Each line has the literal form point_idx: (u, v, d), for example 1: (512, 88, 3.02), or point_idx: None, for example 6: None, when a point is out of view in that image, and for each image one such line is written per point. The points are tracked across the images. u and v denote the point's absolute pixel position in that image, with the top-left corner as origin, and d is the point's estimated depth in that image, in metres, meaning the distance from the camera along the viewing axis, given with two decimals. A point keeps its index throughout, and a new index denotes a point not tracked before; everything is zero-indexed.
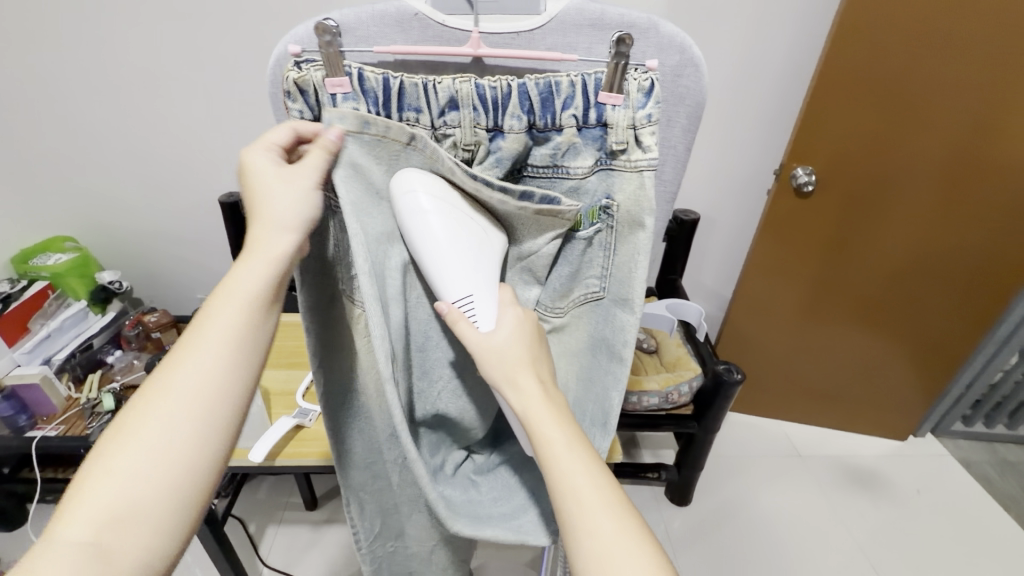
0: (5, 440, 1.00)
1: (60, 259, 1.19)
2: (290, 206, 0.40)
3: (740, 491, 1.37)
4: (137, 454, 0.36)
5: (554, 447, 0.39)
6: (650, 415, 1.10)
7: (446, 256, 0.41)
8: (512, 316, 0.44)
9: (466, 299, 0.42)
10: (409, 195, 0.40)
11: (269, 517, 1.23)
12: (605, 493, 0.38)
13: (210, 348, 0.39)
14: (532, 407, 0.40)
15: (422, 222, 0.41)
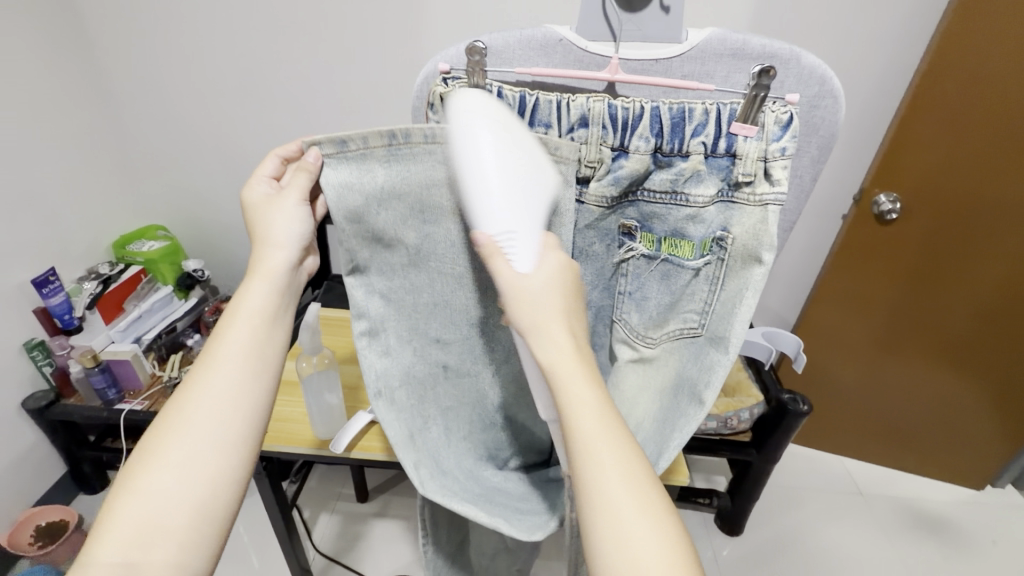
0: (95, 410, 1.11)
1: (153, 246, 1.29)
2: (286, 224, 0.49)
3: (793, 524, 1.31)
4: (161, 472, 0.41)
5: (583, 408, 0.37)
6: (707, 438, 1.14)
7: (488, 180, 0.40)
8: (553, 260, 0.42)
9: (507, 231, 0.40)
10: (466, 114, 0.40)
11: (323, 505, 1.27)
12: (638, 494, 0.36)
13: (229, 368, 0.45)
14: (558, 364, 0.38)
15: (474, 140, 0.40)
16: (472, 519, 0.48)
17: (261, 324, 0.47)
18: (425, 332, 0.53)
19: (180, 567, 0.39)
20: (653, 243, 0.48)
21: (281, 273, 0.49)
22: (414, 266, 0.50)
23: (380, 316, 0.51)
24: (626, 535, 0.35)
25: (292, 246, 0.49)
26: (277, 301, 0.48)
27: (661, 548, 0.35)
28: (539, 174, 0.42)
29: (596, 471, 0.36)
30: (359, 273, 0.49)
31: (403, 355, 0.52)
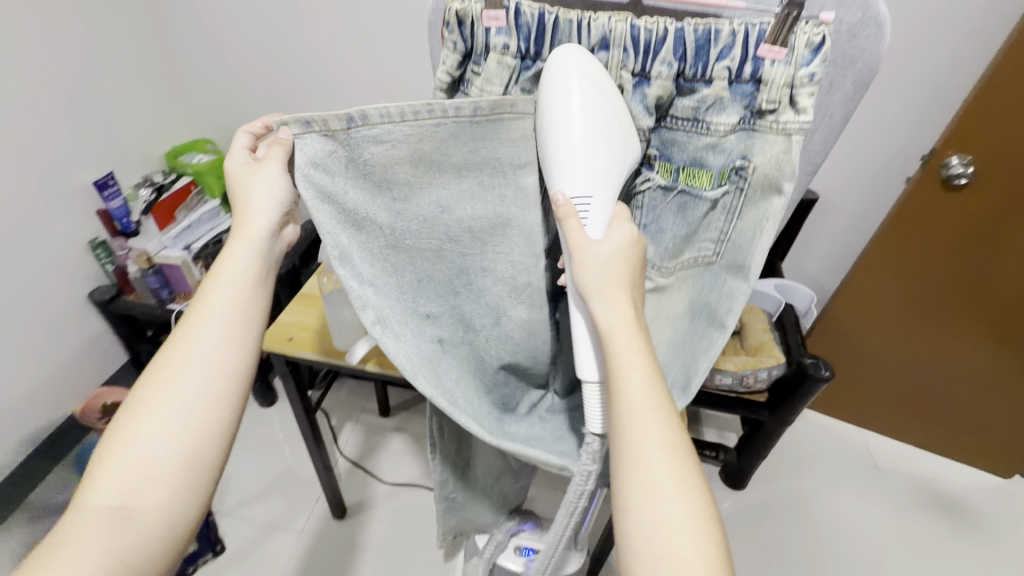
0: (150, 308, 1.23)
1: (202, 160, 1.33)
2: (264, 192, 0.50)
3: (799, 487, 1.33)
4: (152, 423, 0.44)
5: (633, 378, 0.41)
6: (721, 393, 1.14)
7: (569, 147, 0.42)
8: (625, 230, 0.44)
9: (584, 198, 0.43)
10: (563, 72, 0.41)
11: (348, 415, 1.38)
12: (678, 462, 0.40)
13: (214, 327, 0.47)
14: (617, 333, 0.42)
15: (564, 102, 0.41)
16: (523, 454, 0.54)
17: (244, 286, 0.49)
18: (416, 309, 0.50)
19: (171, 510, 0.44)
20: (670, 173, 0.47)
21: (262, 239, 0.50)
22: (390, 250, 0.47)
23: (381, 303, 0.47)
24: (659, 510, 0.39)
25: (272, 212, 0.50)
26: (258, 264, 0.50)
27: (690, 523, 0.38)
28: (623, 148, 0.43)
29: (641, 454, 0.39)
30: (348, 261, 0.45)
31: (407, 336, 0.49)
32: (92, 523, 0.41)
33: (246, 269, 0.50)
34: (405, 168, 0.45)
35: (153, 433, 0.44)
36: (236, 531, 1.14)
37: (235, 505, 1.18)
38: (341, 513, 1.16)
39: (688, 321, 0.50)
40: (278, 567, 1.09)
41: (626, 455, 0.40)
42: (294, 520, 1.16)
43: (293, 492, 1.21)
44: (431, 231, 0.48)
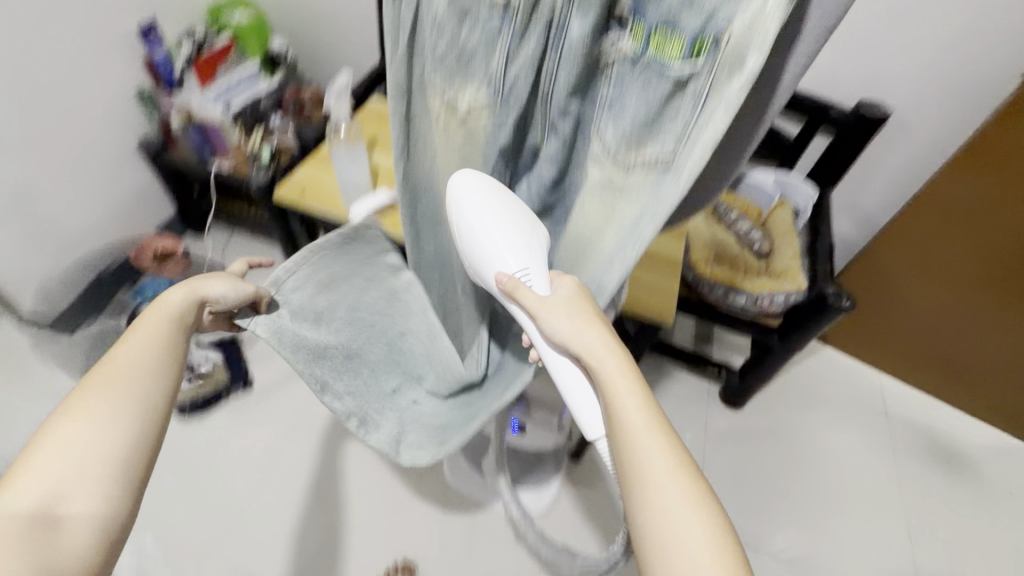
0: (194, 164, 1.32)
1: (244, 16, 1.29)
2: (211, 290, 0.57)
3: (799, 418, 1.33)
4: (81, 438, 0.45)
5: (627, 407, 0.47)
6: (733, 313, 1.12)
7: (495, 253, 0.54)
8: (568, 282, 0.54)
9: (523, 271, 0.53)
10: (460, 202, 0.54)
11: None
12: (679, 478, 0.44)
13: (135, 366, 0.49)
14: (606, 363, 0.49)
15: (473, 208, 0.53)
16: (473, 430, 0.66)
17: (172, 330, 0.53)
18: (378, 386, 0.72)
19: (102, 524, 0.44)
20: (641, 39, 0.42)
21: (178, 309, 0.54)
22: (348, 359, 0.68)
23: (355, 407, 0.69)
24: (670, 514, 0.43)
25: (220, 297, 0.57)
26: (190, 317, 0.55)
27: (690, 503, 0.43)
28: (534, 230, 0.55)
29: (647, 469, 0.44)
30: (325, 387, 0.66)
31: (387, 419, 0.72)
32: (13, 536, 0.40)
33: (177, 325, 0.54)
34: (313, 334, 0.64)
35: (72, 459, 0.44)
36: (263, 372, 1.27)
37: (262, 351, 1.30)
38: None
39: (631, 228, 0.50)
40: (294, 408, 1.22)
41: (631, 469, 0.45)
42: None
43: None
44: (353, 346, 0.68)
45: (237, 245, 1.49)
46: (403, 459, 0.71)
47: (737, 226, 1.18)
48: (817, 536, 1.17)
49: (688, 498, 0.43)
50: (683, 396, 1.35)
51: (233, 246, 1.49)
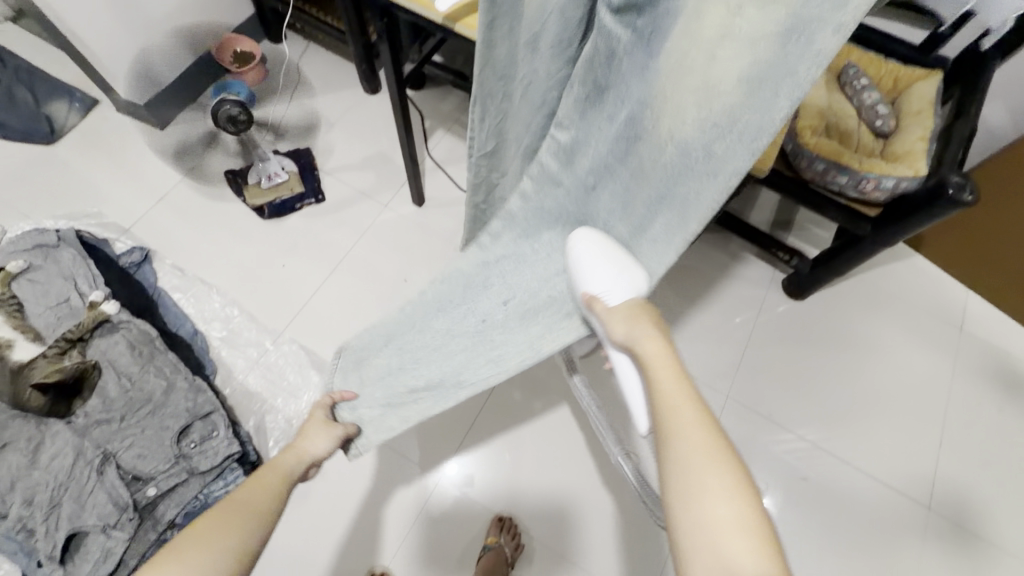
0: None
1: None
2: (313, 448, 0.76)
3: (861, 318, 1.27)
4: (201, 540, 0.58)
5: (664, 387, 0.59)
6: (827, 191, 1.02)
7: (593, 277, 0.67)
8: (635, 297, 0.68)
9: (605, 292, 0.67)
10: (576, 248, 0.70)
11: (441, 123, 1.40)
12: (707, 444, 0.53)
13: (252, 497, 0.65)
14: (648, 351, 0.63)
15: (580, 253, 0.69)
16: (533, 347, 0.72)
17: (276, 480, 0.69)
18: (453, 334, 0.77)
19: None
20: None
21: (296, 461, 0.74)
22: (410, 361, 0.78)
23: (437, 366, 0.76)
24: (695, 468, 0.52)
25: (321, 447, 0.76)
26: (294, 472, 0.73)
27: (711, 459, 0.52)
28: (624, 270, 0.67)
29: (676, 433, 0.54)
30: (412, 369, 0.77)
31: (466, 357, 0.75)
32: None
33: (281, 483, 0.70)
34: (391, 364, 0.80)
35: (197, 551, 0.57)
36: (334, 188, 1.31)
37: (334, 168, 1.33)
38: (419, 199, 1.28)
39: (779, 46, 0.44)
40: (361, 224, 1.27)
41: (661, 434, 0.56)
42: (380, 194, 1.31)
43: (381, 171, 1.33)
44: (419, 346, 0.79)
45: (312, 59, 1.45)
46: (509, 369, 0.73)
47: (862, 96, 1.04)
48: (844, 429, 1.17)
49: (712, 457, 0.52)
50: (745, 278, 1.31)
51: (307, 60, 1.46)
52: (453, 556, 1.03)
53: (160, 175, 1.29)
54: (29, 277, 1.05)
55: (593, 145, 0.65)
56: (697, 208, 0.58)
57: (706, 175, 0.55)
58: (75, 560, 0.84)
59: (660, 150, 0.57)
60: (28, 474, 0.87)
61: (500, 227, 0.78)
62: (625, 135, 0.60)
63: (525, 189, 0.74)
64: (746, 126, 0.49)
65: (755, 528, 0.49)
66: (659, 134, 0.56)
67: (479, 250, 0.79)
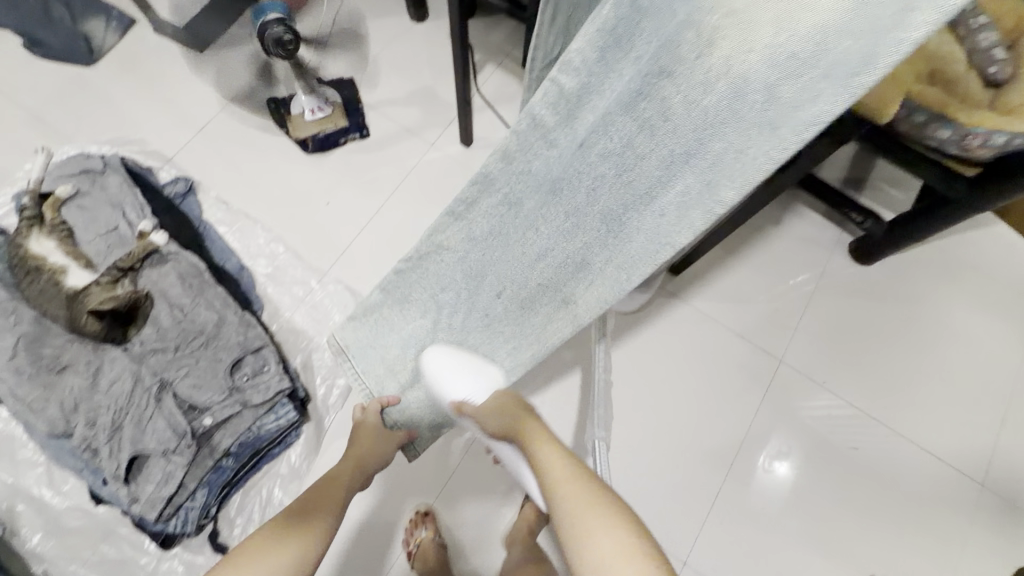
0: None
1: None
2: (383, 441, 0.87)
3: (931, 287, 1.19)
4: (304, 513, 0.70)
5: (546, 464, 0.67)
6: (923, 145, 0.90)
7: (452, 386, 0.74)
8: (499, 393, 0.75)
9: (459, 396, 0.74)
10: (430, 370, 0.76)
11: (492, 56, 1.31)
12: (593, 507, 0.60)
13: (334, 486, 0.78)
14: (519, 435, 0.72)
15: (437, 363, 0.76)
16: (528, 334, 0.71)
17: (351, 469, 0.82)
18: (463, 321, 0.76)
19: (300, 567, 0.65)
20: None
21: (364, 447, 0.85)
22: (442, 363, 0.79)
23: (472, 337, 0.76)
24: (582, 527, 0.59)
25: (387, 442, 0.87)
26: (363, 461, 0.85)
27: (596, 520, 0.59)
28: (482, 373, 0.75)
29: (562, 501, 0.62)
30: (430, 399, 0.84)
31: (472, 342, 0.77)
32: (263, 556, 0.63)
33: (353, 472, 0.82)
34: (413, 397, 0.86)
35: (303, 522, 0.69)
36: (379, 124, 1.25)
37: (379, 102, 1.26)
38: (467, 139, 1.22)
39: None
40: (407, 164, 1.22)
41: (552, 502, 0.64)
42: (426, 132, 1.24)
43: (428, 108, 1.26)
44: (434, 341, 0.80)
45: None
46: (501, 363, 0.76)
47: (977, 37, 0.87)
48: (900, 401, 1.12)
49: (598, 518, 0.59)
50: (808, 239, 1.23)
51: None
52: (493, 500, 1.05)
53: (201, 103, 1.24)
54: (77, 203, 1.04)
55: (606, 97, 0.49)
56: (736, 171, 0.43)
57: (760, 127, 0.40)
58: (138, 480, 0.87)
59: (705, 91, 0.42)
60: (90, 396, 0.89)
61: (473, 192, 0.65)
62: (650, 75, 0.45)
63: (508, 145, 0.59)
64: (844, 55, 0.35)
65: (635, 551, 0.56)
66: (705, 68, 0.41)
67: (457, 221, 0.69)
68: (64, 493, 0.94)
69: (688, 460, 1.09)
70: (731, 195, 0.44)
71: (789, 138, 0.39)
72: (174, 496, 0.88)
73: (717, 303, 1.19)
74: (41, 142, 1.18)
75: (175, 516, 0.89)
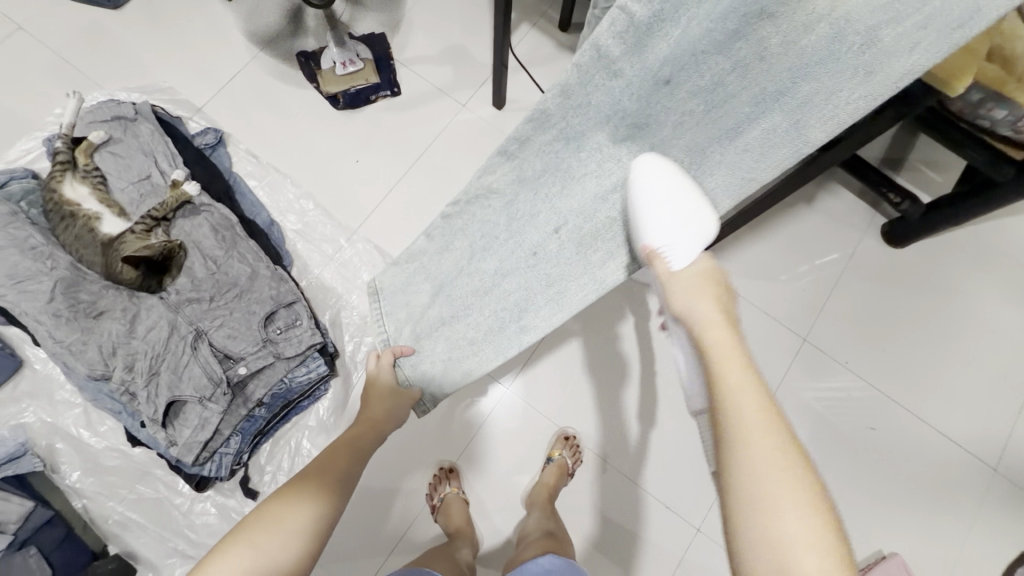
0: None
1: None
2: (399, 405, 0.85)
3: (960, 274, 1.18)
4: (316, 480, 0.70)
5: (727, 375, 0.52)
6: (972, 126, 0.84)
7: (664, 220, 0.63)
8: (702, 262, 0.65)
9: (666, 245, 0.64)
10: (645, 179, 0.62)
11: (527, 15, 1.26)
12: (777, 457, 0.47)
13: (349, 451, 0.78)
14: (702, 328, 0.57)
15: (648, 187, 0.62)
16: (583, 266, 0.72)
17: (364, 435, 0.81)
18: (494, 256, 0.75)
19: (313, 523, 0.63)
20: None
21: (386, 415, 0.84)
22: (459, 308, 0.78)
23: (513, 271, 0.75)
24: (761, 468, 0.47)
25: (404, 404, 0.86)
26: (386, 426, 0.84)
27: (781, 472, 0.46)
28: (695, 228, 0.65)
29: (742, 431, 0.49)
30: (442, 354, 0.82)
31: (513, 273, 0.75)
32: (274, 518, 0.62)
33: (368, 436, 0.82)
34: (427, 357, 0.83)
35: (315, 485, 0.68)
36: (410, 82, 1.22)
37: (411, 59, 1.23)
38: (499, 102, 1.19)
39: None
40: (437, 125, 1.20)
41: (720, 427, 0.51)
42: (457, 93, 1.22)
43: (460, 67, 1.23)
44: (460, 282, 0.78)
45: None
46: (547, 311, 0.74)
47: None
48: (920, 386, 1.13)
49: (784, 471, 0.46)
50: (841, 218, 1.21)
51: None
52: (513, 462, 1.07)
53: (230, 52, 1.22)
54: (109, 150, 1.04)
55: (685, 24, 0.48)
56: (823, 108, 0.50)
57: (855, 71, 0.47)
58: (176, 425, 0.90)
59: (805, 31, 0.45)
60: (127, 342, 0.90)
61: (528, 130, 0.63)
62: (749, 13, 0.45)
63: (566, 81, 0.56)
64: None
65: (823, 539, 0.44)
66: (807, 10, 0.44)
67: (509, 160, 0.67)
68: (102, 434, 0.97)
69: None
70: (818, 134, 0.53)
71: (879, 83, 0.47)
72: (210, 441, 0.91)
73: (744, 279, 1.18)
74: (71, 86, 1.17)
75: (210, 460, 0.92)
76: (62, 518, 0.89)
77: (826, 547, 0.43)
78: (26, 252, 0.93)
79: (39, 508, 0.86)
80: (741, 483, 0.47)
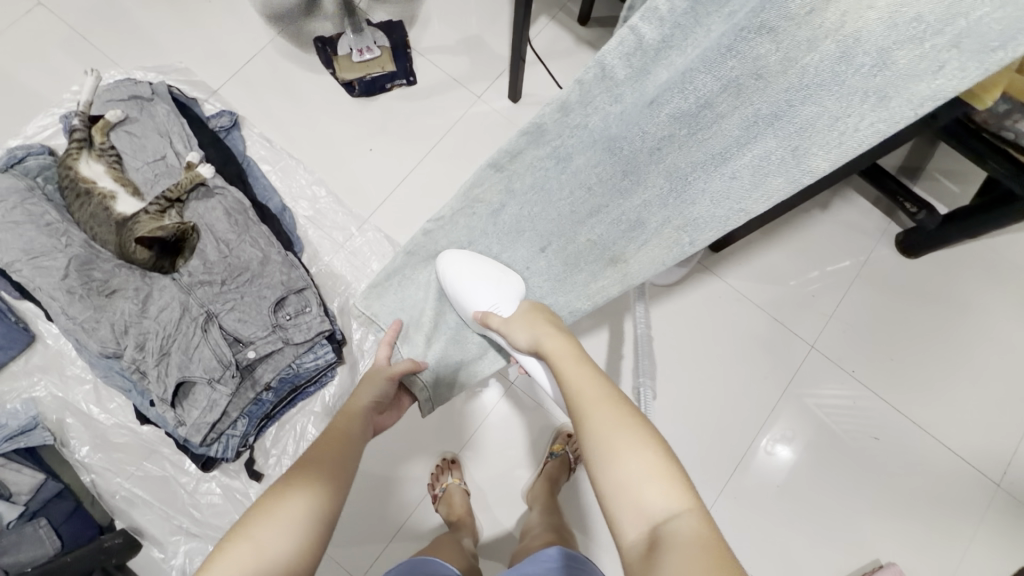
0: None
1: None
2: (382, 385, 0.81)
3: (972, 288, 1.17)
4: (325, 467, 0.62)
5: (564, 371, 0.62)
6: (997, 137, 0.82)
7: (479, 288, 0.75)
8: (525, 304, 0.73)
9: (493, 304, 0.74)
10: (450, 270, 0.77)
11: (547, 8, 1.25)
12: (619, 417, 0.54)
13: (351, 429, 0.70)
14: (541, 342, 0.67)
15: (458, 272, 0.77)
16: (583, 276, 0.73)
17: (358, 414, 0.75)
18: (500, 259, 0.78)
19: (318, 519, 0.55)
20: None
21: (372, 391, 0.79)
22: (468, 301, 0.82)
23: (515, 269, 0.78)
24: (609, 431, 0.53)
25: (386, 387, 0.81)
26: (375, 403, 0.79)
27: (624, 429, 0.53)
28: (510, 281, 0.76)
29: (585, 409, 0.56)
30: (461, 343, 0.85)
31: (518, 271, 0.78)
32: (275, 516, 0.53)
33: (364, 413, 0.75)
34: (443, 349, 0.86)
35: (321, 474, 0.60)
36: (426, 71, 1.21)
37: (428, 48, 1.22)
38: (514, 96, 1.18)
39: None
40: (452, 116, 1.19)
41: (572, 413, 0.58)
42: (473, 84, 1.21)
43: (477, 58, 1.22)
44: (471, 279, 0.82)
45: None
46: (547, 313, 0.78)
47: None
48: (926, 399, 1.12)
49: (623, 424, 0.53)
50: (854, 226, 1.20)
51: None
52: (514, 455, 1.08)
53: (247, 35, 1.21)
54: (125, 129, 1.04)
55: (688, 52, 0.51)
56: (830, 138, 0.46)
57: (867, 95, 0.43)
58: (184, 405, 0.91)
59: (810, 49, 0.44)
60: (138, 321, 0.91)
61: (521, 143, 0.65)
62: (749, 28, 0.46)
63: (567, 97, 0.60)
64: (973, 25, 0.37)
65: (666, 472, 0.49)
66: (813, 25, 0.43)
67: (499, 173, 0.69)
68: (111, 411, 0.99)
69: (706, 435, 1.12)
70: (820, 164, 0.48)
71: (899, 109, 0.43)
72: (218, 422, 0.92)
73: (755, 284, 1.18)
74: (88, 64, 1.17)
75: (216, 441, 0.94)
76: (71, 491, 0.92)
77: (675, 477, 0.49)
78: (41, 228, 0.94)
79: (50, 481, 0.90)
80: (592, 439, 0.53)
